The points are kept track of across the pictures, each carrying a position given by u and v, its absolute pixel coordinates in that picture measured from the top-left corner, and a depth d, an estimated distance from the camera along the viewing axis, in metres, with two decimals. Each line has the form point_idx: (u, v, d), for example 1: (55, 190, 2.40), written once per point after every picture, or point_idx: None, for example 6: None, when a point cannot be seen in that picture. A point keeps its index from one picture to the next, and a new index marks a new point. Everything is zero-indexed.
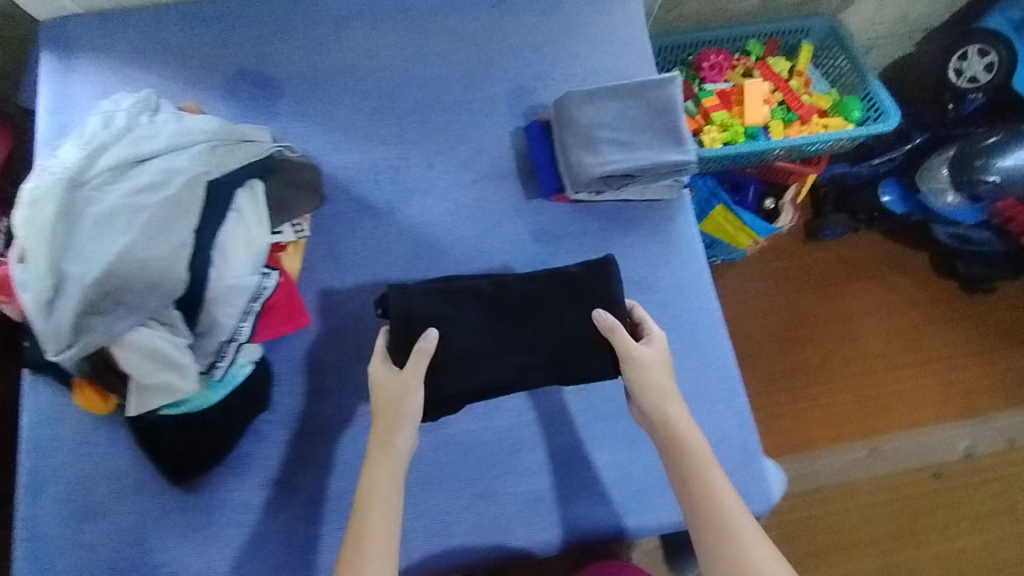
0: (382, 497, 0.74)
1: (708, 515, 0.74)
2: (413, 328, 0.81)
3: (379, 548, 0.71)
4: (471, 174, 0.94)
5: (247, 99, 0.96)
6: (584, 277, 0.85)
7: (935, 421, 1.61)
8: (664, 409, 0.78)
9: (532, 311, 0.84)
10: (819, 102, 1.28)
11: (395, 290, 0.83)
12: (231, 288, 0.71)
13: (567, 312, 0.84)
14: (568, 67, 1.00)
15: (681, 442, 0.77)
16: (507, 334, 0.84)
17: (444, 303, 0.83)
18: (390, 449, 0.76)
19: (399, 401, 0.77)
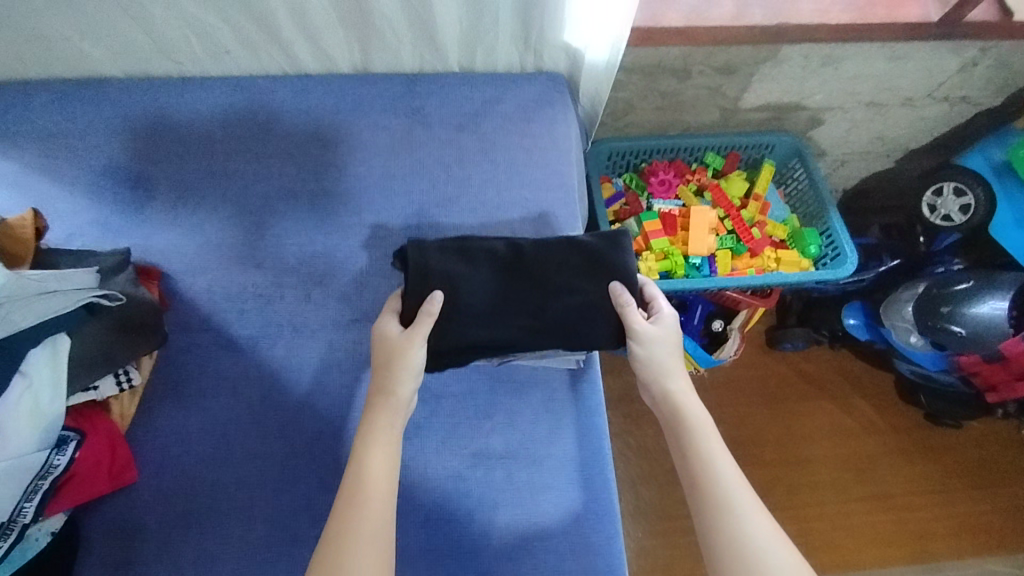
0: (382, 428, 0.67)
1: (709, 492, 0.63)
2: (424, 287, 0.76)
3: (379, 471, 0.64)
4: (351, 311, 0.83)
5: (110, 199, 0.85)
6: (602, 251, 0.79)
7: (884, 563, 1.48)
8: (668, 379, 0.72)
9: (542, 275, 0.79)
10: (773, 232, 1.18)
11: (415, 244, 0.78)
12: (10, 467, 0.60)
13: (581, 283, 0.78)
14: (478, 192, 0.89)
15: (680, 413, 0.70)
16: (519, 299, 0.78)
17: (460, 263, 0.78)
18: (389, 397, 0.69)
19: (403, 356, 0.71)
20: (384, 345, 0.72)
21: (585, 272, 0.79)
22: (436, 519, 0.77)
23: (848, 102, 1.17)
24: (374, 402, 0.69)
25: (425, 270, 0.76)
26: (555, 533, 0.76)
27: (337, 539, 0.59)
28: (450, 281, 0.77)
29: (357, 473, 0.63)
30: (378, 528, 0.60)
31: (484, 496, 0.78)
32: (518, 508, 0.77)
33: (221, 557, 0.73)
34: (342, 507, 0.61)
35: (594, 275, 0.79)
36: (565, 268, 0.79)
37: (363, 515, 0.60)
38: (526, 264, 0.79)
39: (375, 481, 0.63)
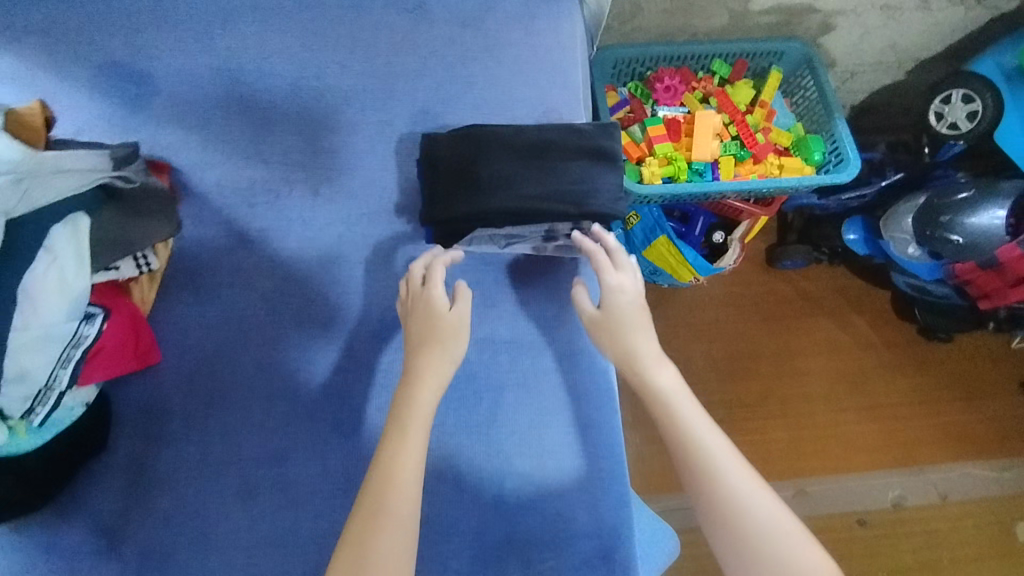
0: (434, 370, 0.72)
1: (693, 467, 0.66)
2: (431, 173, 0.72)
3: (423, 414, 0.69)
4: (358, 207, 0.85)
5: (115, 97, 0.85)
6: (595, 136, 0.73)
7: (867, 470, 1.58)
8: (635, 357, 0.74)
9: (539, 156, 0.72)
10: (778, 139, 1.17)
11: (428, 137, 0.74)
12: (44, 336, 0.64)
13: (580, 167, 0.72)
14: (482, 90, 0.89)
15: (653, 392, 0.72)
16: (516, 177, 0.71)
17: (465, 143, 0.72)
18: (444, 344, 0.73)
19: (453, 331, 0.74)
20: (428, 309, 0.75)
21: (586, 160, 0.72)
22: (445, 398, 0.81)
23: (861, 5, 1.15)
24: (425, 341, 0.73)
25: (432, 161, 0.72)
26: (558, 412, 0.82)
27: (376, 488, 0.64)
28: (455, 167, 0.71)
29: (407, 417, 0.68)
30: (413, 476, 0.65)
31: (491, 378, 0.82)
32: (523, 389, 0.82)
33: (248, 429, 0.79)
34: (385, 454, 0.66)
35: (608, 161, 0.73)
36: (577, 155, 0.72)
37: (400, 457, 0.65)
38: (527, 143, 0.72)
39: (417, 421, 0.68)
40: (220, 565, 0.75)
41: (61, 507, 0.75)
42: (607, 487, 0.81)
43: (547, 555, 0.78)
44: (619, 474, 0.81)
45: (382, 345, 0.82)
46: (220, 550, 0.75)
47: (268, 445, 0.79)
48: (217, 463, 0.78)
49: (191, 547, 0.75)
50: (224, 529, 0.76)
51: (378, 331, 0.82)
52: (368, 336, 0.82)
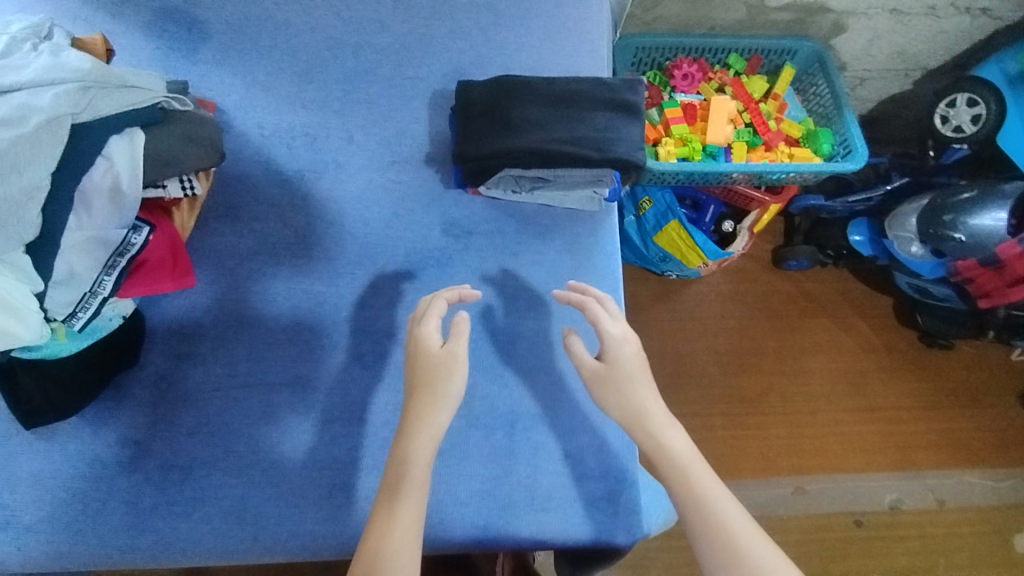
0: (430, 419, 0.67)
1: (716, 542, 0.58)
2: (467, 114, 0.77)
3: (416, 472, 0.63)
4: (390, 155, 0.89)
5: (168, 42, 0.90)
6: (622, 89, 0.77)
7: (865, 470, 1.59)
8: (644, 418, 0.69)
9: (567, 103, 0.76)
10: (789, 130, 1.22)
11: (463, 83, 0.78)
12: (94, 238, 0.68)
13: (606, 116, 0.76)
14: (512, 55, 0.94)
15: (666, 457, 0.65)
16: (543, 120, 0.75)
17: (499, 89, 0.77)
18: (444, 392, 0.68)
19: (447, 368, 0.69)
20: (423, 349, 0.71)
21: (610, 109, 0.76)
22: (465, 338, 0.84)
23: (871, 7, 1.21)
24: (422, 384, 0.69)
25: (467, 102, 0.76)
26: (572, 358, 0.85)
27: (367, 549, 0.58)
28: (489, 109, 0.76)
29: (402, 472, 0.63)
30: (406, 534, 0.59)
31: (509, 322, 0.86)
32: (539, 336, 0.85)
33: (273, 355, 0.82)
34: (380, 512, 0.61)
35: (632, 113, 0.77)
36: (602, 106, 0.76)
37: (396, 510, 0.60)
38: (557, 91, 0.77)
39: (413, 479, 0.63)
40: (239, 483, 0.77)
41: (90, 418, 0.78)
42: (614, 433, 0.83)
43: (556, 492, 0.81)
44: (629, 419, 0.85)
45: (407, 284, 0.85)
46: (240, 469, 0.78)
47: (292, 371, 0.81)
48: (242, 386, 0.80)
49: (213, 464, 0.78)
50: (245, 449, 0.78)
51: (403, 271, 0.86)
52: (393, 274, 0.85)
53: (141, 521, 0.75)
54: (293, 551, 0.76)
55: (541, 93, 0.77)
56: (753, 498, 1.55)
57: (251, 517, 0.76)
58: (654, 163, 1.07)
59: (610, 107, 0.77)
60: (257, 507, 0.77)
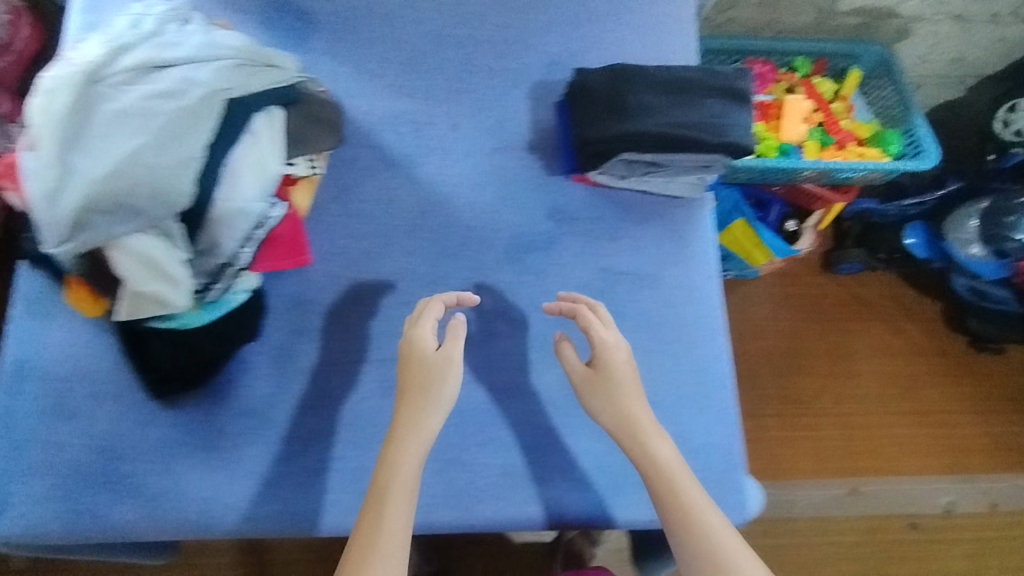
0: (423, 423, 0.72)
1: (694, 542, 0.67)
2: (586, 101, 0.80)
3: (405, 478, 0.69)
4: (493, 142, 0.92)
5: (278, 29, 0.92)
6: (736, 77, 0.79)
7: (920, 473, 1.59)
8: (635, 424, 0.75)
9: (683, 91, 0.79)
10: (858, 130, 1.25)
11: (579, 72, 0.82)
12: (238, 210, 0.70)
13: (721, 102, 0.78)
14: (609, 48, 0.97)
15: (654, 463, 0.72)
16: (661, 107, 0.78)
17: (616, 76, 0.80)
18: (434, 397, 0.73)
19: (439, 372, 0.74)
20: (416, 352, 0.75)
21: (725, 96, 0.79)
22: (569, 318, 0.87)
23: (937, 13, 1.25)
24: (413, 387, 0.74)
25: (586, 89, 0.80)
26: (673, 342, 0.87)
27: (362, 544, 0.65)
28: (607, 96, 0.79)
29: (393, 475, 0.69)
30: (400, 537, 0.66)
31: (612, 306, 0.88)
32: (640, 320, 0.88)
33: (387, 333, 0.84)
34: (371, 510, 0.67)
35: (745, 101, 0.79)
36: (717, 93, 0.79)
37: (386, 511, 0.67)
38: (673, 79, 0.79)
39: (405, 485, 0.69)
40: (357, 455, 0.79)
41: (213, 388, 0.80)
42: (713, 418, 0.86)
43: None
44: (728, 403, 0.87)
45: (512, 266, 0.88)
46: (358, 441, 0.80)
47: (404, 348, 0.83)
48: (357, 361, 0.82)
49: (332, 437, 0.80)
50: (362, 422, 0.80)
51: (509, 254, 0.88)
52: (499, 257, 0.88)
53: (266, 490, 0.78)
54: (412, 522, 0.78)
55: (658, 80, 0.79)
56: (808, 499, 1.55)
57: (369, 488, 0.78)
58: (740, 160, 1.08)
59: (724, 94, 0.79)
60: None
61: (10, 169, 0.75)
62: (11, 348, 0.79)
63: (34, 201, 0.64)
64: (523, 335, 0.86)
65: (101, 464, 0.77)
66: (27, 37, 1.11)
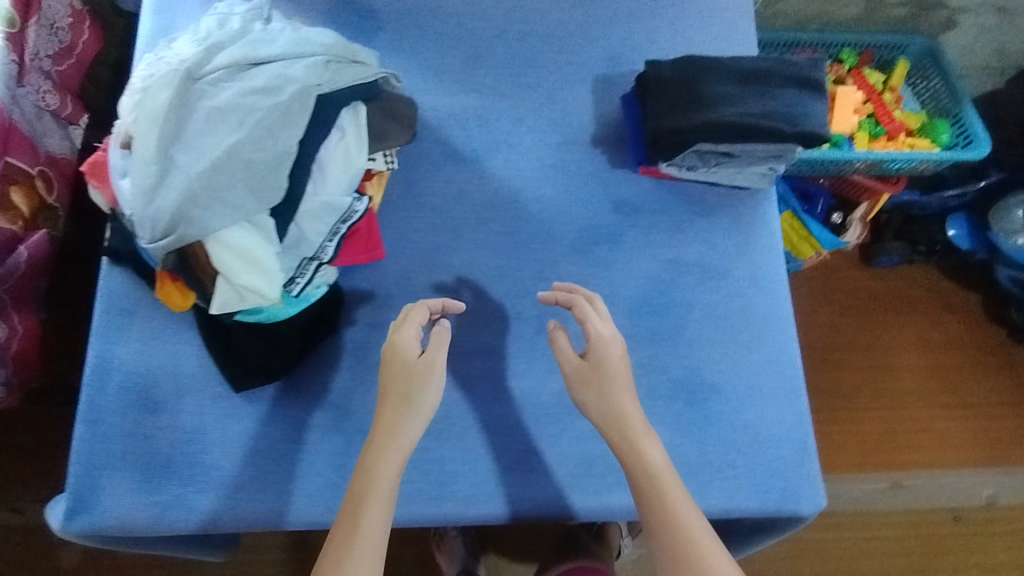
0: (401, 429, 0.68)
1: (676, 557, 0.62)
2: (661, 91, 0.80)
3: (380, 488, 0.65)
4: (558, 136, 0.93)
5: (345, 27, 0.93)
6: (808, 68, 0.81)
7: (964, 467, 1.55)
8: (626, 424, 0.69)
9: (756, 81, 0.80)
10: (908, 120, 1.25)
11: (651, 63, 0.83)
12: (325, 204, 0.71)
13: (794, 92, 0.80)
14: (670, 41, 0.97)
15: (643, 466, 0.66)
16: (736, 97, 0.79)
17: (690, 67, 0.81)
18: (417, 403, 0.70)
19: (421, 377, 0.70)
20: (399, 354, 0.72)
21: (798, 86, 0.80)
22: (638, 309, 0.87)
23: (985, 4, 1.25)
24: (394, 391, 0.70)
25: (661, 80, 0.80)
26: (742, 331, 0.87)
27: (333, 553, 0.62)
28: (682, 86, 0.80)
29: (369, 482, 0.65)
30: (373, 549, 0.62)
31: (681, 297, 0.87)
32: (709, 309, 0.87)
33: (461, 326, 0.85)
34: (345, 520, 0.64)
35: (817, 90, 0.80)
36: (789, 83, 0.80)
37: (361, 520, 0.63)
38: (746, 69, 0.80)
39: (377, 494, 0.65)
40: (436, 446, 0.80)
41: (292, 382, 0.81)
42: (785, 407, 0.85)
43: (737, 461, 0.82)
44: (799, 393, 0.86)
45: (581, 258, 0.88)
46: (437, 433, 0.81)
47: (477, 341, 0.85)
48: None
49: None
50: (440, 414, 0.81)
51: (577, 247, 0.89)
52: (568, 250, 0.88)
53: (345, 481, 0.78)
54: (491, 512, 0.79)
55: (732, 70, 0.80)
56: (851, 494, 1.50)
57: (449, 480, 0.79)
58: (802, 152, 1.06)
59: (797, 84, 0.81)
60: (454, 471, 0.80)
61: (97, 167, 0.77)
62: (93, 343, 0.80)
63: (133, 196, 0.65)
64: None
65: (183, 456, 0.78)
66: (87, 41, 1.13)
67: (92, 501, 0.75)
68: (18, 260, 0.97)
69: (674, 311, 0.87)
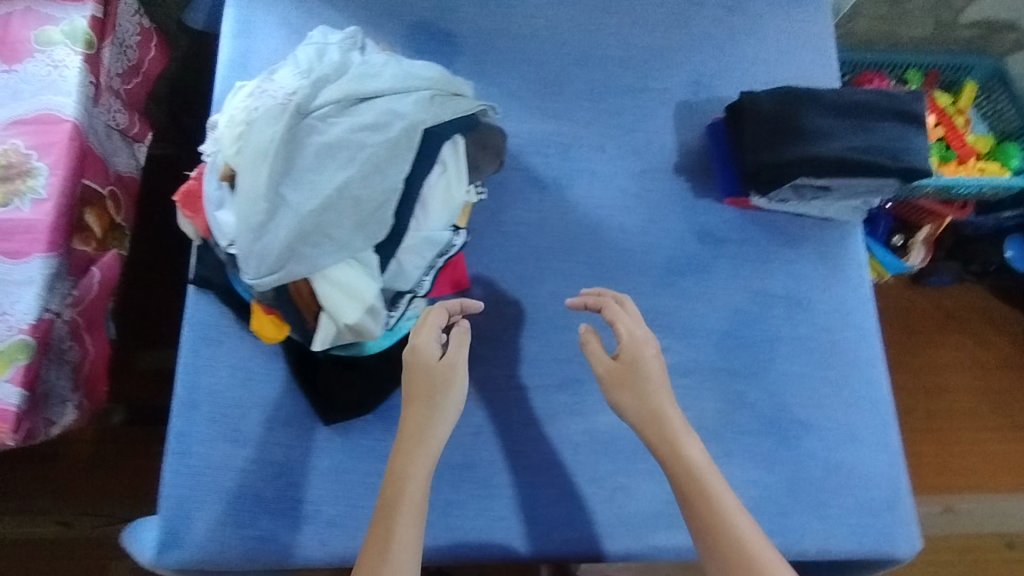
0: (430, 430, 0.67)
1: (723, 554, 0.59)
2: (761, 122, 0.79)
3: (413, 492, 0.63)
4: (640, 163, 0.92)
5: (424, 51, 0.92)
6: (910, 100, 0.80)
7: (1018, 491, 1.52)
8: (663, 422, 0.67)
9: (856, 113, 0.79)
10: (977, 144, 1.24)
11: (746, 93, 0.81)
12: (425, 239, 0.70)
13: (895, 123, 0.79)
14: (751, 67, 0.96)
15: (682, 462, 0.65)
16: (838, 129, 0.78)
17: (789, 98, 0.79)
18: (440, 404, 0.68)
19: (446, 380, 0.69)
20: (423, 358, 0.70)
21: (899, 118, 0.79)
22: (725, 342, 0.85)
23: None
24: (420, 394, 0.69)
25: (760, 111, 0.79)
26: (832, 366, 0.85)
27: (369, 558, 0.59)
28: (782, 118, 0.78)
29: (400, 485, 0.63)
30: (409, 550, 0.60)
31: (768, 330, 0.86)
32: (799, 342, 0.86)
33: (547, 358, 0.84)
34: (378, 524, 0.61)
35: (919, 122, 0.79)
36: (891, 115, 0.79)
37: (395, 523, 0.61)
38: (846, 101, 0.79)
39: (410, 497, 0.63)
40: (526, 482, 0.79)
41: (380, 415, 0.80)
42: (875, 444, 0.84)
43: (831, 501, 0.81)
44: (890, 432, 0.85)
45: (667, 289, 0.87)
46: (525, 468, 0.80)
47: (563, 373, 0.83)
48: (520, 388, 0.83)
49: (497, 464, 0.80)
50: (529, 449, 0.81)
51: (662, 278, 0.87)
52: (653, 280, 0.87)
53: (436, 518, 0.77)
54: (580, 550, 0.78)
55: (833, 103, 0.79)
56: None
57: (538, 517, 0.78)
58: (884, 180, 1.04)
59: (898, 116, 0.79)
60: (543, 508, 0.79)
61: (190, 196, 0.76)
62: (181, 374, 0.78)
63: (239, 231, 0.64)
64: (679, 360, 0.84)
65: (272, 490, 0.76)
66: (153, 58, 1.13)
67: (183, 535, 0.75)
68: (92, 280, 0.96)
69: (762, 344, 0.85)
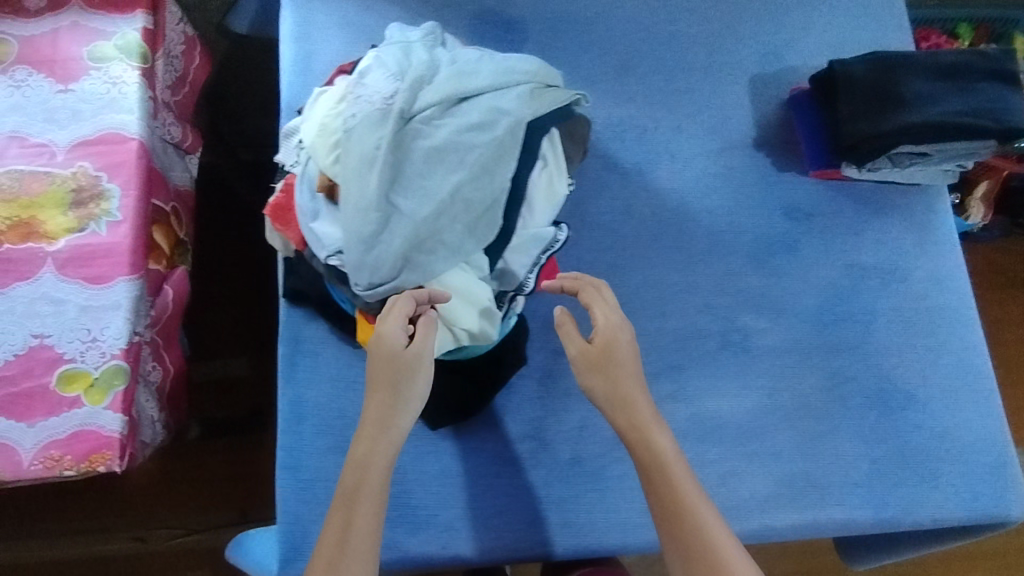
0: (393, 420, 0.64)
1: (684, 541, 0.62)
2: (856, 89, 0.77)
3: (375, 484, 0.62)
4: (718, 141, 0.90)
5: (490, 41, 0.90)
6: (1002, 59, 0.79)
7: None
8: (634, 411, 0.67)
9: (951, 76, 0.78)
10: None
11: (837, 61, 0.79)
12: (530, 236, 0.69)
13: (988, 84, 0.78)
14: (823, 34, 0.94)
15: (649, 451, 0.66)
16: (933, 94, 0.77)
17: (882, 64, 0.78)
18: (407, 394, 0.65)
19: (410, 369, 0.64)
20: (385, 347, 0.64)
21: (992, 79, 0.78)
22: (820, 317, 0.84)
23: None
24: (382, 381, 0.64)
25: (854, 79, 0.77)
26: (927, 334, 0.85)
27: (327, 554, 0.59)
28: (877, 84, 0.77)
29: (361, 476, 0.62)
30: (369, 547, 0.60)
31: (862, 302, 0.85)
32: (893, 312, 0.85)
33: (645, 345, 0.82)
34: (336, 516, 0.61)
35: (1011, 82, 0.78)
36: (984, 76, 0.78)
37: (356, 518, 0.60)
38: (940, 64, 0.78)
39: (370, 488, 0.62)
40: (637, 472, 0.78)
41: (486, 415, 0.79)
42: (977, 409, 0.83)
43: (939, 469, 0.81)
44: (993, 398, 0.84)
45: (756, 268, 0.86)
46: None
47: (663, 360, 0.82)
48: None
49: (608, 456, 0.79)
50: None
51: (750, 257, 0.86)
52: (742, 260, 0.86)
53: (552, 514, 0.77)
54: None
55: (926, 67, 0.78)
56: None
57: None
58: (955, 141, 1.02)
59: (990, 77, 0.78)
60: None
61: (280, 207, 0.75)
62: (283, 388, 0.78)
63: (350, 242, 0.63)
64: (776, 339, 0.84)
65: None
66: (198, 65, 1.09)
67: (301, 549, 0.74)
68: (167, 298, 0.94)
69: (857, 317, 0.85)
